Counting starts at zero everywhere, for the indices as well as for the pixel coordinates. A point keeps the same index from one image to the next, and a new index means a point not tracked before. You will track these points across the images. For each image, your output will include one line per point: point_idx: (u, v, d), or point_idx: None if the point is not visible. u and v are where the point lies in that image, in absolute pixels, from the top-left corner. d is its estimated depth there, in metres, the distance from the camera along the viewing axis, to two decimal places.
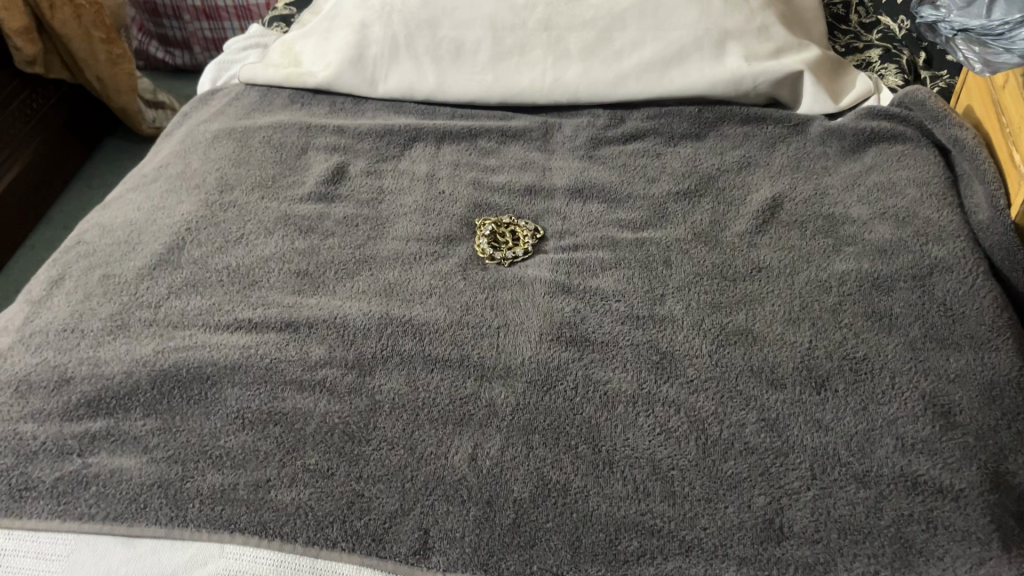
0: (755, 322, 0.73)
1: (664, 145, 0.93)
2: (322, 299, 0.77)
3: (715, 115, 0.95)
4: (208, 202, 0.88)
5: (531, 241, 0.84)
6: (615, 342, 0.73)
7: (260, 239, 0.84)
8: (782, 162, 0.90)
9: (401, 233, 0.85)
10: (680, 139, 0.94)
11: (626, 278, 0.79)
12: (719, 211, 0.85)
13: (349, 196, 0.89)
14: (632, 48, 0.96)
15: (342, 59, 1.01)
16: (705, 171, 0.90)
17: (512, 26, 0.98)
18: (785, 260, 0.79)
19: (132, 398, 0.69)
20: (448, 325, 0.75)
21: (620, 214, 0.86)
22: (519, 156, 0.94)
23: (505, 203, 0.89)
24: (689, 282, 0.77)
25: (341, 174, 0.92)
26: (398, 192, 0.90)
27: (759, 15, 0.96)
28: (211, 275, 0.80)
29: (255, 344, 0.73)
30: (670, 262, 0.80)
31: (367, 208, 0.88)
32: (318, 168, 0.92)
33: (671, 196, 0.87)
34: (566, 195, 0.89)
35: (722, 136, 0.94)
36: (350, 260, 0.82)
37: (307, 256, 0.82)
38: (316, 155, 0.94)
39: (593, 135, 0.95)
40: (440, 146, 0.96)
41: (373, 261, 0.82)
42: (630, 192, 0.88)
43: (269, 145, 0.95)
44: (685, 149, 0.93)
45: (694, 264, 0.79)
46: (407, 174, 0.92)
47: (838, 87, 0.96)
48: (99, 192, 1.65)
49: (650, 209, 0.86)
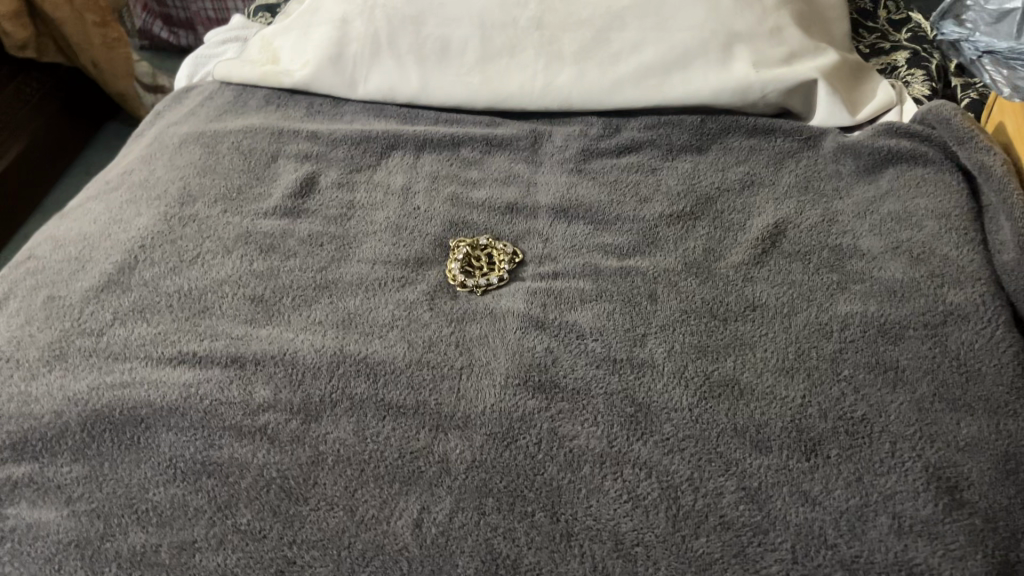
0: (743, 372, 0.66)
1: (661, 158, 0.86)
2: (275, 331, 0.71)
3: (718, 126, 0.87)
4: (167, 216, 0.83)
5: (506, 266, 0.78)
6: (587, 390, 0.66)
7: (217, 259, 0.78)
8: (789, 181, 0.82)
9: (368, 255, 0.79)
10: (679, 152, 0.86)
11: (606, 313, 0.72)
12: (716, 237, 0.77)
13: (317, 211, 0.83)
14: (630, 51, 0.88)
15: (320, 58, 0.94)
16: (704, 190, 0.82)
17: (502, 24, 0.91)
18: (783, 298, 0.71)
19: (60, 442, 0.64)
20: (407, 364, 0.68)
21: (607, 239, 0.79)
22: (502, 169, 0.87)
23: (484, 222, 0.82)
24: (674, 321, 0.70)
25: (311, 185, 0.86)
26: (370, 207, 0.83)
27: (773, 16, 0.87)
28: (160, 299, 0.75)
29: (196, 382, 0.67)
30: (655, 296, 0.73)
31: (334, 225, 0.82)
32: (287, 178, 0.86)
33: (663, 219, 0.79)
34: (550, 214, 0.82)
35: (725, 150, 0.86)
36: (309, 285, 0.76)
37: (265, 279, 0.76)
38: (286, 164, 0.88)
39: (584, 146, 0.88)
40: (419, 155, 0.89)
41: (335, 286, 0.76)
42: (620, 213, 0.81)
43: (237, 152, 0.89)
44: (684, 165, 0.85)
45: (682, 299, 0.72)
46: (382, 187, 0.85)
47: (857, 97, 0.87)
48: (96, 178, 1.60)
49: (639, 233, 0.78)
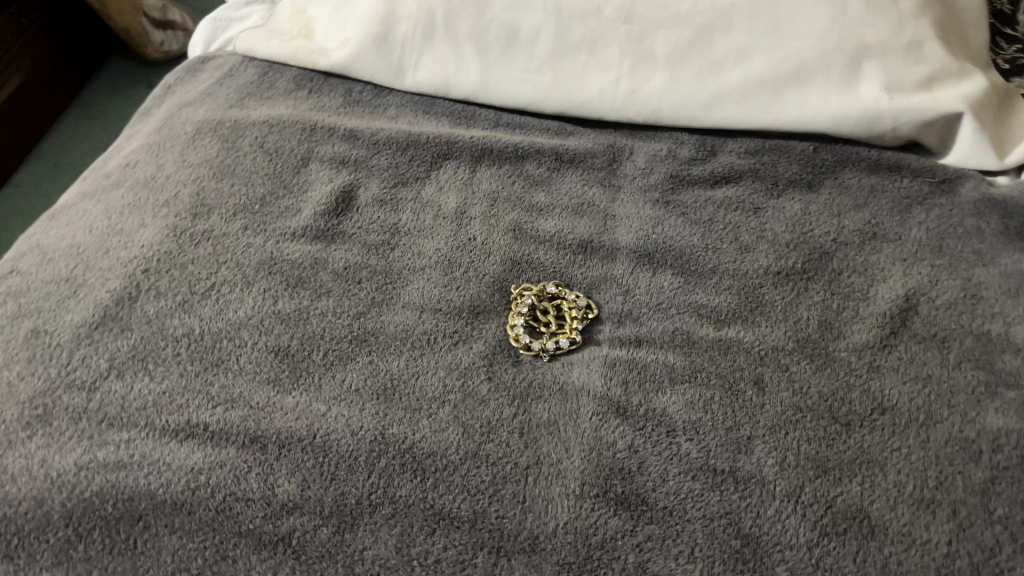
0: (872, 502, 0.54)
1: (765, 195, 0.72)
2: (302, 399, 0.59)
3: (834, 159, 0.74)
4: (177, 231, 0.70)
5: (580, 324, 0.65)
6: (682, 511, 0.54)
7: (235, 293, 0.66)
8: (920, 237, 0.68)
9: (414, 299, 0.66)
10: (786, 187, 0.73)
11: (703, 402, 0.59)
12: (833, 306, 0.65)
13: (355, 235, 0.70)
14: (737, 58, 0.73)
15: (362, 38, 0.79)
16: (818, 241, 0.69)
17: (583, 11, 0.75)
18: (918, 401, 0.59)
19: (40, 539, 0.53)
20: (462, 458, 0.56)
21: (701, 298, 0.66)
22: (574, 194, 0.73)
23: (553, 263, 0.69)
24: (786, 421, 0.58)
25: (349, 201, 0.72)
26: (417, 233, 0.70)
27: (912, 25, 0.71)
28: (166, 345, 0.62)
29: (205, 467, 0.55)
30: (762, 383, 0.60)
31: (374, 255, 0.69)
32: (319, 190, 0.73)
33: (769, 276, 0.66)
34: (631, 258, 0.69)
35: (841, 189, 0.72)
36: (345, 336, 0.63)
37: (291, 325, 0.64)
38: (319, 170, 0.74)
39: (673, 171, 0.74)
40: (476, 168, 0.75)
41: (375, 339, 0.63)
42: (715, 264, 0.68)
43: (261, 151, 0.76)
44: (792, 205, 0.71)
45: (795, 391, 0.60)
46: (432, 207, 0.72)
47: (1006, 132, 0.72)
48: (99, 119, 1.46)
49: (739, 295, 0.66)
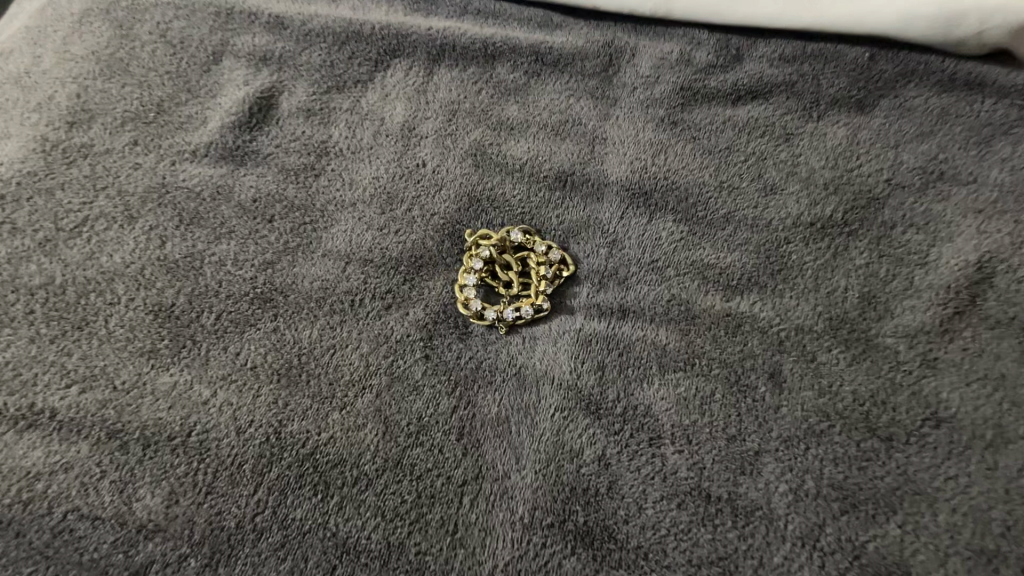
0: (915, 554, 0.39)
1: (802, 116, 0.56)
2: (182, 379, 0.46)
3: (894, 71, 0.57)
4: (45, 142, 0.54)
5: (549, 286, 0.51)
6: (660, 553, 0.41)
7: (112, 231, 0.51)
8: (1002, 179, 0.52)
9: (339, 245, 0.52)
10: (829, 107, 0.56)
11: (699, 401, 0.46)
12: (880, 273, 0.49)
13: (272, 155, 0.55)
14: None
15: None
16: (865, 182, 0.53)
17: None
18: (984, 412, 0.43)
19: None
20: (378, 470, 0.43)
21: (708, 254, 0.51)
22: (555, 108, 0.57)
23: (521, 200, 0.54)
24: (805, 433, 0.44)
25: (267, 109, 0.57)
26: (350, 155, 0.55)
27: None
28: (16, 299, 0.48)
29: (45, 472, 0.42)
30: (779, 379, 0.46)
31: (293, 184, 0.54)
32: (231, 95, 0.58)
33: (799, 229, 0.51)
34: (620, 198, 0.54)
35: (901, 111, 0.56)
36: (246, 294, 0.50)
37: (179, 276, 0.50)
38: (234, 69, 0.59)
39: (684, 81, 0.58)
40: (433, 70, 0.60)
41: (284, 299, 0.50)
42: (730, 210, 0.52)
43: (163, 41, 0.60)
44: (835, 131, 0.55)
45: (821, 392, 0.46)
46: (373, 121, 0.57)
47: None
48: None
49: (757, 253, 0.51)
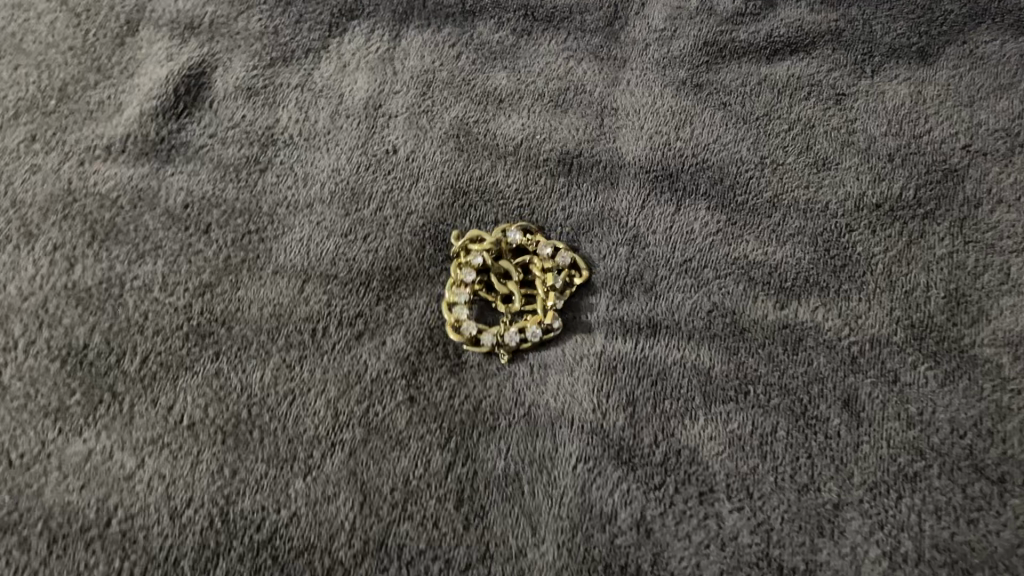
0: None
1: (853, 72, 0.46)
2: (98, 446, 0.36)
3: (960, 13, 0.47)
4: None
5: (559, 299, 0.41)
6: None
7: (5, 255, 0.41)
8: None
9: (295, 259, 0.41)
10: (885, 59, 0.46)
11: (757, 441, 0.37)
12: (968, 264, 0.40)
13: (205, 147, 0.44)
14: None
15: None
16: (939, 151, 0.43)
17: None
18: None
19: None
20: (356, 557, 0.34)
21: (753, 249, 0.41)
22: (552, 74, 0.47)
23: (518, 190, 0.44)
24: (896, 478, 0.35)
25: (196, 88, 0.46)
26: (303, 143, 0.45)
27: None
28: None
29: None
30: (855, 408, 0.37)
31: (234, 184, 0.43)
32: (151, 73, 0.46)
33: (863, 214, 0.41)
34: (640, 183, 0.43)
35: (973, 60, 0.46)
36: (179, 328, 0.39)
37: (92, 309, 0.40)
38: (153, 42, 0.48)
39: (707, 35, 0.47)
40: (400, 31, 0.49)
41: (227, 332, 0.39)
42: (776, 193, 0.42)
43: (64, 9, 0.49)
44: (896, 88, 0.45)
45: (910, 422, 0.36)
46: (329, 99, 0.46)
47: None
48: None
49: (813, 245, 0.41)
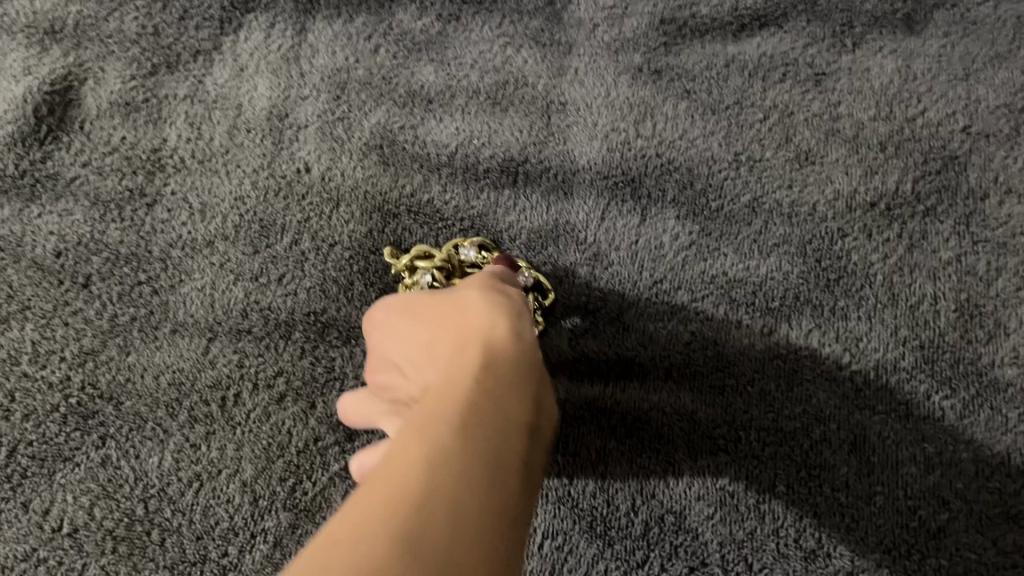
0: None
1: (832, 46, 0.40)
2: None
3: None
4: None
5: (531, 327, 0.34)
6: None
7: None
8: None
9: (194, 311, 0.35)
10: (868, 28, 0.40)
11: (754, 499, 0.31)
12: (980, 268, 0.35)
13: (78, 180, 0.37)
14: None
15: None
16: (935, 135, 0.37)
17: None
18: None
19: None
20: None
21: (732, 264, 0.35)
22: (487, 63, 0.40)
23: (458, 209, 0.37)
24: (916, 536, 0.30)
25: (63, 107, 0.39)
26: (197, 167, 0.38)
27: None
28: None
29: None
30: (862, 452, 0.32)
31: (115, 223, 0.36)
32: (6, 91, 0.39)
33: (855, 215, 0.36)
34: (597, 191, 0.37)
35: (966, 26, 0.40)
36: (57, 410, 0.33)
37: None
38: (6, 53, 0.40)
39: (664, 10, 0.41)
40: (305, 23, 0.41)
41: (117, 411, 0.33)
42: (755, 196, 0.37)
43: None
44: (882, 63, 0.39)
45: (927, 467, 0.31)
46: (226, 111, 0.39)
47: None
48: None
49: (801, 255, 0.35)
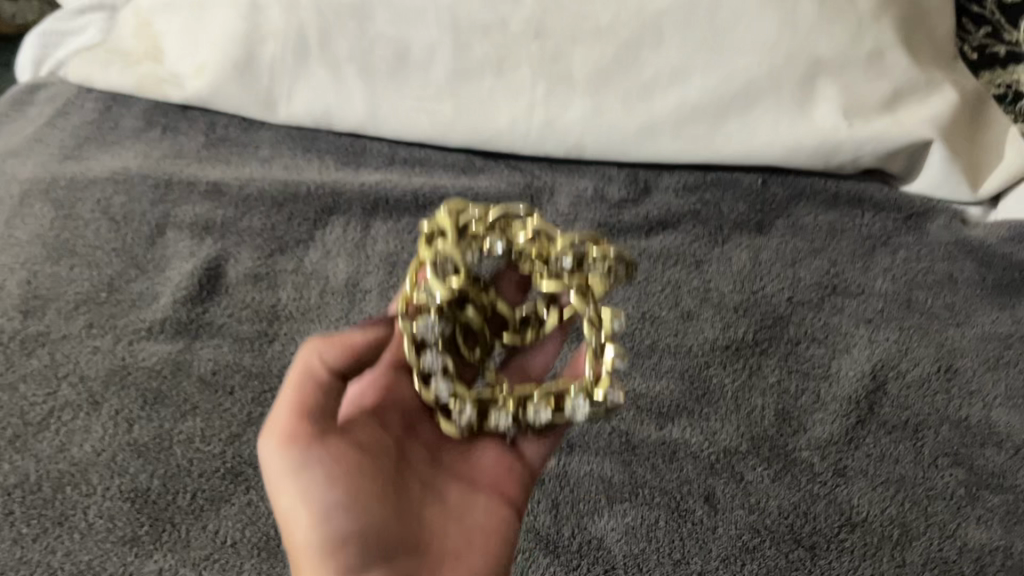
0: None
1: (707, 243, 0.63)
2: (166, 564, 0.49)
3: (785, 194, 0.65)
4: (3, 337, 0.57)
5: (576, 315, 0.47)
6: None
7: (78, 420, 0.54)
8: (886, 290, 0.59)
9: None
10: (732, 231, 0.64)
11: (645, 528, 0.50)
12: (791, 387, 0.56)
13: (225, 325, 0.59)
14: (670, 80, 0.62)
15: (223, 64, 0.67)
16: (770, 304, 0.59)
17: (484, 25, 0.63)
18: (891, 512, 0.50)
19: None
20: None
21: (639, 382, 0.56)
22: None
23: None
24: (742, 550, 0.49)
25: (216, 278, 0.61)
26: (300, 316, 0.59)
27: (872, 31, 0.60)
28: None
29: None
30: (714, 500, 0.51)
31: (249, 353, 0.57)
32: (179, 268, 0.62)
33: (716, 352, 0.57)
34: None
35: (794, 230, 0.63)
36: (217, 471, 0.52)
37: (150, 459, 0.53)
38: (180, 244, 0.63)
39: (599, 218, 0.65)
40: (370, 224, 0.64)
41: (254, 471, 0.53)
42: (654, 339, 0.58)
43: (105, 218, 0.64)
44: (739, 254, 0.62)
45: (755, 509, 0.51)
46: (318, 281, 0.61)
47: (978, 156, 0.63)
48: None
49: (682, 378, 0.56)
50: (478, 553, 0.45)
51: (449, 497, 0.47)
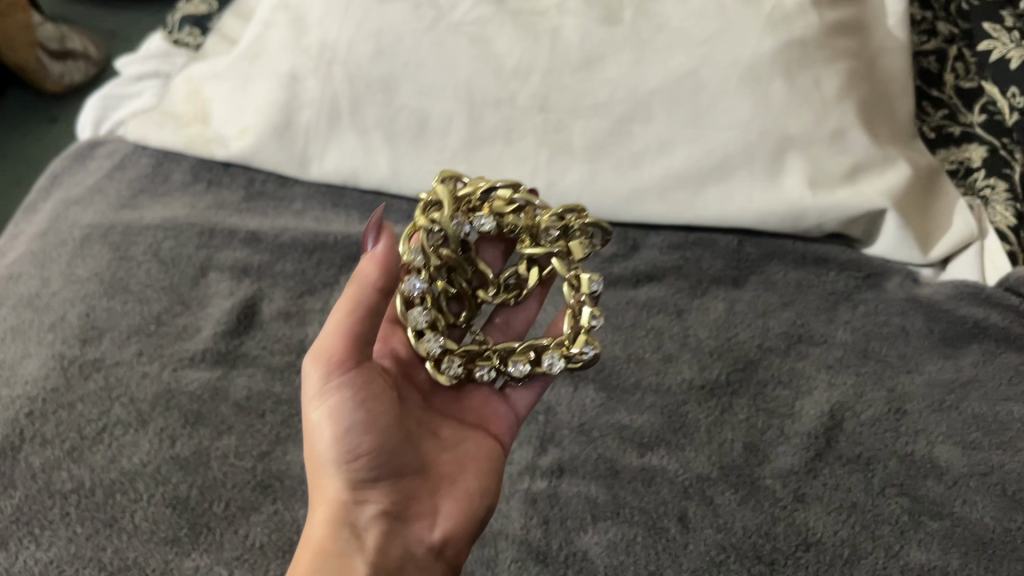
0: None
1: (687, 294, 0.71)
2: (202, 563, 0.56)
3: (760, 254, 0.72)
4: (64, 361, 0.65)
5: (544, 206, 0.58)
6: None
7: (128, 435, 0.61)
8: (845, 340, 0.67)
9: None
10: (710, 285, 0.71)
11: (624, 543, 0.57)
12: (758, 423, 0.63)
13: (259, 356, 0.66)
14: (658, 150, 0.71)
15: (263, 127, 0.76)
16: (743, 350, 0.67)
17: (495, 100, 0.73)
18: (843, 534, 0.57)
19: None
20: None
21: (624, 416, 0.64)
22: None
23: None
24: (708, 564, 0.56)
25: (252, 315, 0.69)
26: None
27: (833, 113, 0.68)
28: (54, 503, 0.58)
29: None
30: (687, 521, 0.58)
31: (279, 381, 0.65)
32: (219, 305, 0.70)
33: (693, 391, 0.65)
34: None
35: (766, 286, 0.71)
36: (249, 483, 0.60)
37: (190, 472, 0.60)
38: (221, 285, 0.71)
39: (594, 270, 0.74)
40: None
41: (281, 485, 0.60)
42: (638, 378, 0.66)
43: (155, 259, 0.73)
44: (716, 306, 0.70)
45: (722, 529, 0.57)
46: None
47: (927, 224, 0.71)
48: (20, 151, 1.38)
49: (662, 414, 0.64)
50: (469, 479, 0.55)
51: (444, 435, 0.56)
